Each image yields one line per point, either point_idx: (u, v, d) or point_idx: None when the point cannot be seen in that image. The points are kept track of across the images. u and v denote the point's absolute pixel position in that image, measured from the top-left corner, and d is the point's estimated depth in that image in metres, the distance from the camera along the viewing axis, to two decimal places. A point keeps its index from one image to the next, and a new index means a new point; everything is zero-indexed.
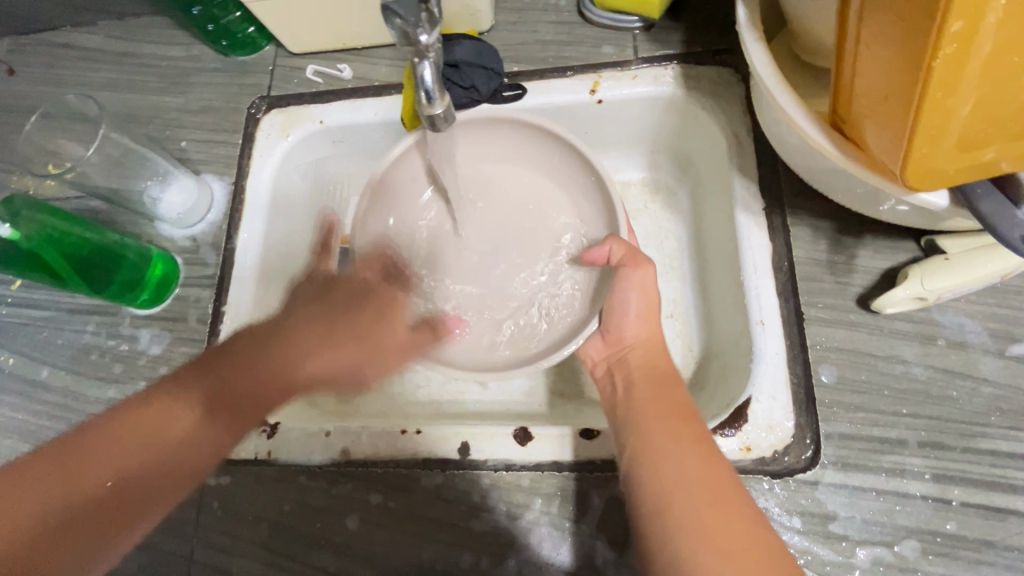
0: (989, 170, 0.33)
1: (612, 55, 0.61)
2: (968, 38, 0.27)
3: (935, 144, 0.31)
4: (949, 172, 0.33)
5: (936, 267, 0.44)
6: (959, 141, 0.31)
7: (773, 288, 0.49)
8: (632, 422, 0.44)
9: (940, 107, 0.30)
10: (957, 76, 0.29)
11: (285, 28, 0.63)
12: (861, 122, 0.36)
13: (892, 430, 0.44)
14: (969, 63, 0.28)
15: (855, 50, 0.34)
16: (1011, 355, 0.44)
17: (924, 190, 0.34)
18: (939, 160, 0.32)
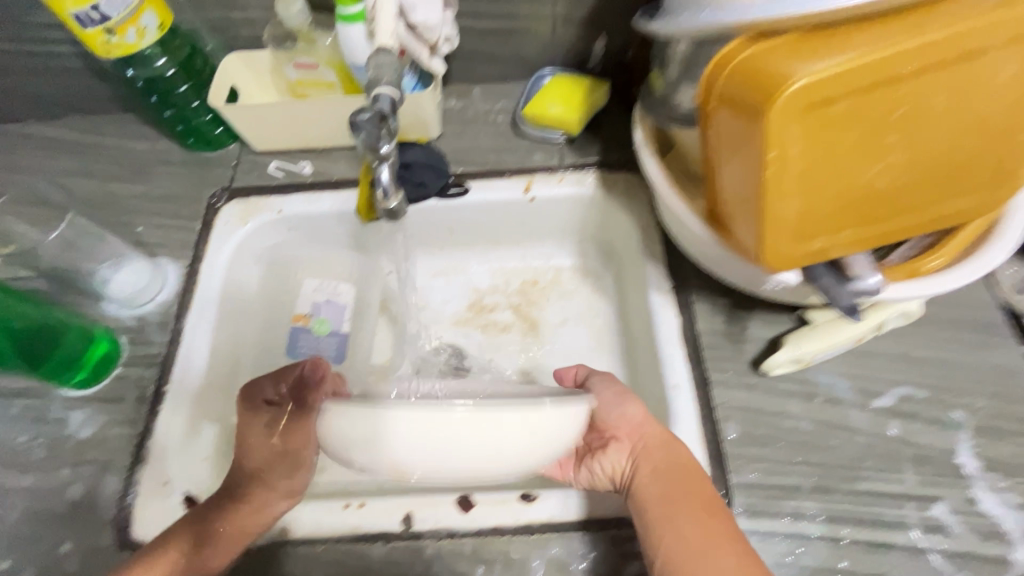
0: (822, 256, 0.43)
1: (542, 161, 0.72)
2: (782, 161, 0.37)
3: (777, 236, 0.41)
4: (793, 258, 0.43)
5: (805, 335, 0.54)
6: (794, 234, 0.41)
7: (683, 356, 0.57)
8: (661, 515, 0.47)
9: (775, 210, 0.40)
10: (781, 188, 0.39)
11: (252, 130, 0.70)
12: (728, 219, 0.46)
13: (789, 477, 0.50)
14: (787, 178, 0.38)
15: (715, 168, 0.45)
16: (874, 407, 0.53)
17: (778, 271, 0.44)
18: (783, 247, 0.42)
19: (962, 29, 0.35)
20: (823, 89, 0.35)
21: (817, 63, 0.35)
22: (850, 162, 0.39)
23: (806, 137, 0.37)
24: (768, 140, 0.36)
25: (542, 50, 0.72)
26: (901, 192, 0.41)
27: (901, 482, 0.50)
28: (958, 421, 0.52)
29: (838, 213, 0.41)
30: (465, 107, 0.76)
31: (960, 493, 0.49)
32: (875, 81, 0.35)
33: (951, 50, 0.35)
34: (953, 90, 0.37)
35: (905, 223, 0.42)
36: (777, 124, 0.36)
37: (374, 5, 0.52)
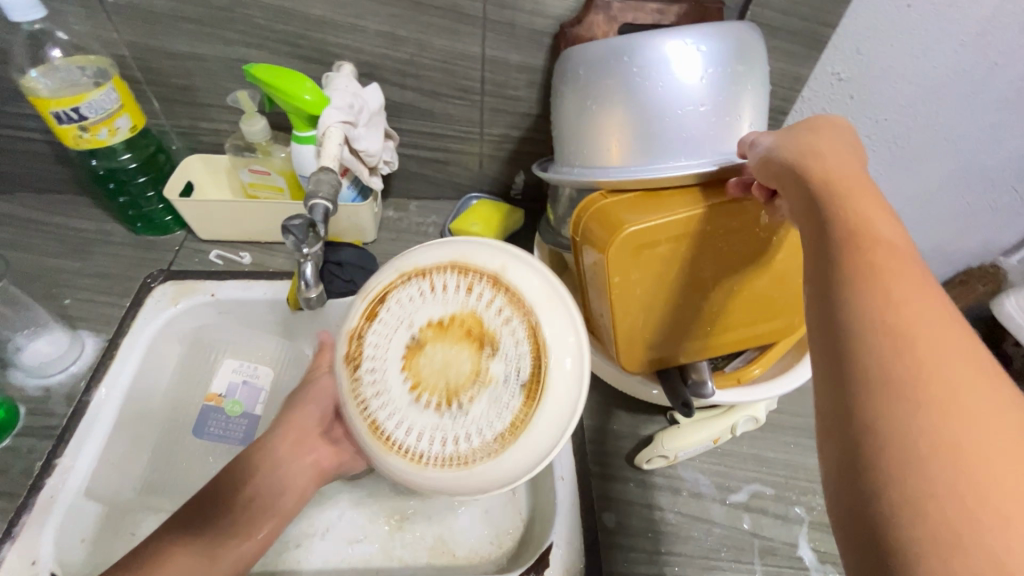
0: (668, 361, 0.55)
1: None
2: (625, 289, 0.50)
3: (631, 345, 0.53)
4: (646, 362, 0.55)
5: (674, 433, 0.61)
6: (644, 344, 0.53)
7: (569, 449, 0.63)
8: (886, 354, 0.30)
9: (625, 325, 0.52)
10: (626, 303, 0.51)
11: (200, 221, 0.78)
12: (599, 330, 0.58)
13: (653, 566, 0.56)
14: (632, 300, 0.51)
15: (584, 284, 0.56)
16: (730, 501, 0.60)
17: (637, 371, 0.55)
18: (633, 351, 0.54)
19: (744, 205, 0.48)
20: (651, 236, 0.48)
21: (647, 217, 0.47)
22: (676, 287, 0.51)
23: (640, 268, 0.49)
24: (613, 269, 0.48)
25: (471, 178, 0.86)
26: (716, 313, 0.54)
27: (750, 572, 0.56)
28: (799, 516, 0.59)
29: (671, 325, 0.53)
30: (400, 217, 0.87)
31: None
32: (687, 233, 0.48)
33: (740, 217, 0.49)
34: (743, 244, 0.50)
35: (721, 337, 0.55)
36: (618, 258, 0.48)
37: (324, 133, 0.63)
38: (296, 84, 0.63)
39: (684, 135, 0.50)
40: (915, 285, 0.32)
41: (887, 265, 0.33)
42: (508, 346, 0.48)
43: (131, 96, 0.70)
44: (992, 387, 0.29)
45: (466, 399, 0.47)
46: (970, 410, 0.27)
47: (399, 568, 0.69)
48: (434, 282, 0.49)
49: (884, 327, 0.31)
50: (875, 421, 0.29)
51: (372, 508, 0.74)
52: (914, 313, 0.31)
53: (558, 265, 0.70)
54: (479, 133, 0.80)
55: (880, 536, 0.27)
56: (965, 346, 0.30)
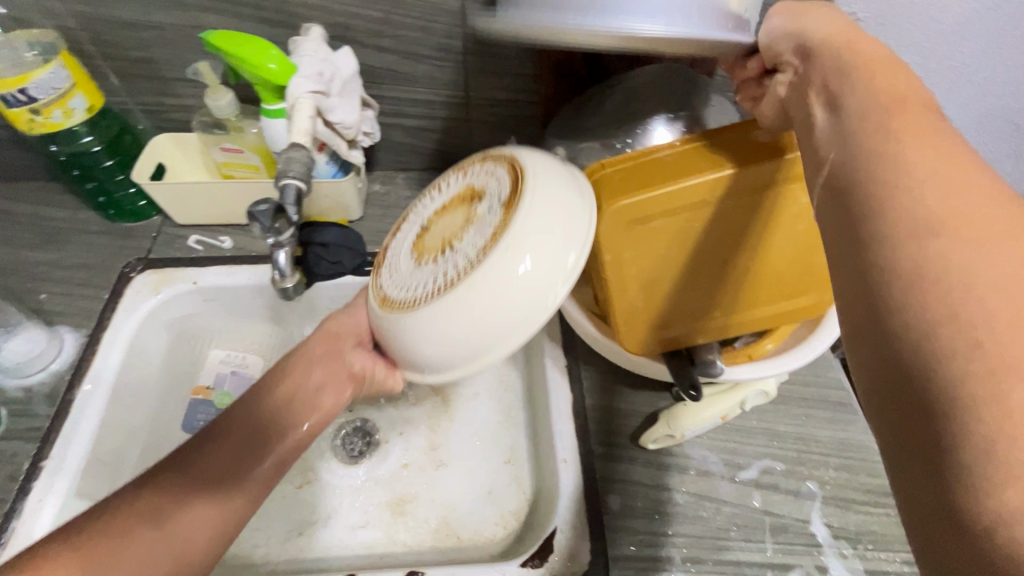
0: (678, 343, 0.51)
1: None
2: (619, 264, 0.47)
3: (635, 328, 0.50)
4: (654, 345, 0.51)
5: (678, 411, 0.58)
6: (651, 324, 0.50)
7: (571, 430, 0.60)
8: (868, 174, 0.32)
9: (625, 306, 0.49)
10: (623, 284, 0.48)
11: (175, 205, 0.74)
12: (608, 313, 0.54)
13: (661, 548, 0.54)
14: (630, 275, 0.48)
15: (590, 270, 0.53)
16: (739, 479, 0.58)
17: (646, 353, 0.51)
18: (642, 333, 0.50)
19: (751, 167, 0.45)
20: (643, 209, 0.45)
21: (636, 189, 0.45)
22: (681, 262, 0.48)
23: (636, 245, 0.47)
24: (604, 246, 0.46)
25: (460, 146, 0.81)
26: (733, 291, 0.49)
27: (761, 551, 0.54)
28: (812, 491, 0.57)
29: (685, 306, 0.49)
30: (388, 192, 0.82)
31: (813, 561, 0.53)
32: (687, 205, 0.45)
33: (746, 183, 0.45)
34: (756, 211, 0.46)
35: (741, 317, 0.50)
36: (608, 233, 0.46)
37: (293, 105, 0.58)
38: (259, 52, 0.58)
39: (687, 4, 0.38)
40: (918, 131, 0.32)
41: (906, 125, 0.32)
42: (493, 190, 0.48)
43: (85, 72, 0.64)
44: (967, 185, 0.29)
45: (456, 241, 0.48)
46: (964, 212, 0.28)
47: (403, 553, 0.68)
48: (466, 171, 0.54)
49: (882, 178, 0.31)
50: (880, 257, 0.29)
51: (374, 493, 0.73)
52: (915, 154, 0.31)
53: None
54: (465, 98, 0.74)
55: (894, 342, 0.28)
56: (954, 149, 0.31)
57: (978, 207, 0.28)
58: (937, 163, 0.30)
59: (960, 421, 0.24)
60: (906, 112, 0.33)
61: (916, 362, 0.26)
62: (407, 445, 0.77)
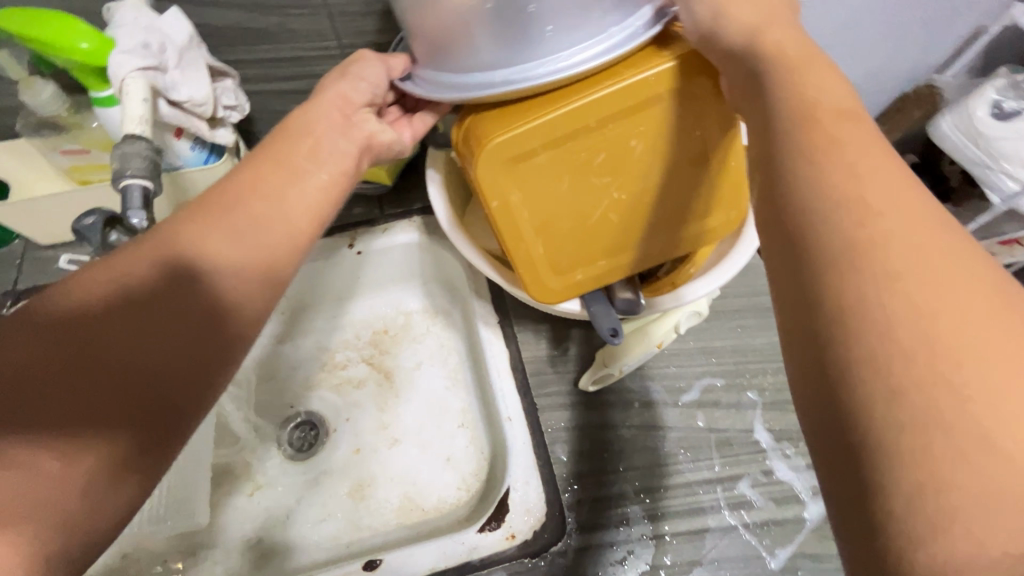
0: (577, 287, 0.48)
1: (363, 215, 0.73)
2: (508, 210, 0.44)
3: (533, 276, 0.47)
4: (555, 291, 0.48)
5: (614, 350, 0.56)
6: (550, 271, 0.47)
7: (513, 388, 0.58)
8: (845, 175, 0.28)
9: (521, 252, 0.46)
10: (515, 229, 0.45)
11: (31, 224, 0.65)
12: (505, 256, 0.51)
13: (614, 486, 0.54)
14: (522, 220, 0.45)
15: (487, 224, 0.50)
16: (682, 403, 0.58)
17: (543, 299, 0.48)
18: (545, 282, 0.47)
19: (637, 81, 0.40)
20: (524, 144, 0.40)
21: (512, 124, 0.40)
22: (570, 198, 0.45)
23: (522, 185, 0.43)
24: (487, 191, 0.42)
25: None
26: (632, 221, 0.47)
27: (710, 468, 0.54)
28: (752, 401, 0.58)
29: (588, 243, 0.47)
30: None
31: (759, 467, 0.54)
32: (571, 134, 0.41)
33: (628, 102, 0.40)
34: (646, 130, 0.42)
35: (645, 249, 0.48)
36: (492, 176, 0.41)
37: (121, 87, 0.49)
38: (61, 30, 0.48)
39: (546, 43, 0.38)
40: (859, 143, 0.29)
41: (836, 133, 0.29)
42: None
43: None
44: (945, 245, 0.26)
45: None
46: (943, 268, 0.25)
47: (370, 536, 0.67)
48: None
49: (849, 164, 0.28)
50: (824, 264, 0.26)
51: (332, 483, 0.71)
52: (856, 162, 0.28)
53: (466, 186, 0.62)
54: (338, 47, 0.65)
55: (839, 377, 0.25)
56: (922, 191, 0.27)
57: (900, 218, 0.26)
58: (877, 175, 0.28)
59: (888, 417, 0.23)
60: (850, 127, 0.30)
61: (847, 369, 0.24)
62: (357, 427, 0.75)
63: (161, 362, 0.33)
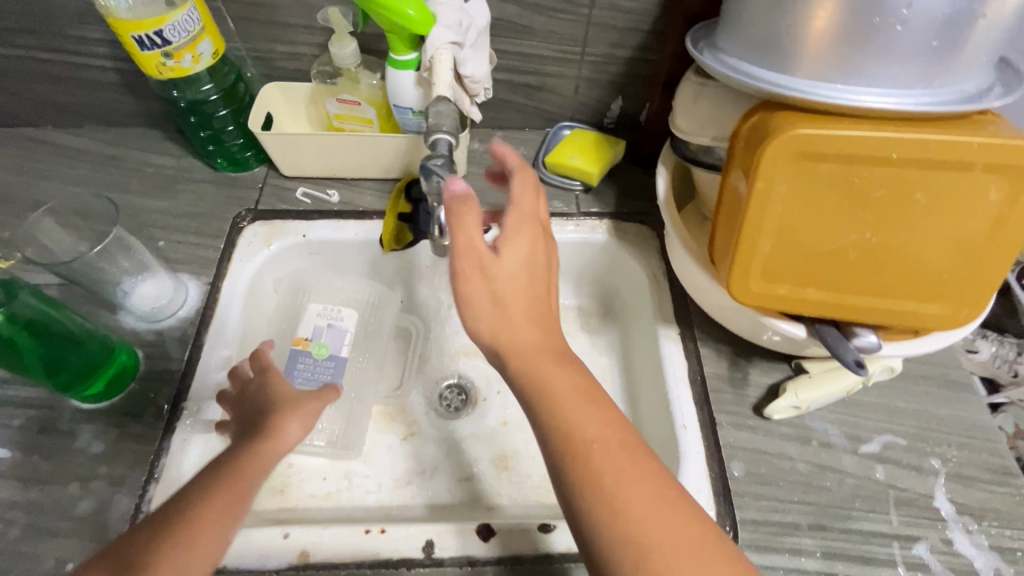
0: (779, 302, 0.47)
1: (560, 208, 0.77)
2: (763, 197, 0.43)
3: (744, 269, 0.46)
4: (754, 293, 0.47)
5: (805, 383, 0.59)
6: (762, 271, 0.46)
7: (690, 398, 0.61)
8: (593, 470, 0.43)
9: (748, 242, 0.45)
10: (759, 219, 0.44)
11: (284, 156, 0.73)
12: (720, 251, 0.51)
13: (789, 515, 0.55)
14: (768, 215, 0.44)
15: (717, 217, 0.51)
16: (861, 452, 0.58)
17: (738, 296, 0.48)
18: (751, 281, 0.47)
19: (963, 141, 0.38)
20: (822, 144, 0.40)
21: (820, 125, 0.40)
22: (826, 213, 0.43)
23: (794, 181, 0.42)
24: (761, 172, 0.42)
25: (562, 105, 0.80)
26: (868, 271, 0.44)
27: (886, 522, 0.55)
28: (935, 468, 0.58)
29: (808, 269, 0.45)
30: (488, 150, 0.82)
31: (938, 534, 0.54)
32: (868, 155, 0.40)
33: (941, 155, 0.39)
34: (939, 192, 0.40)
35: (874, 299, 0.45)
36: (772, 161, 0.41)
37: (432, 59, 0.57)
38: None
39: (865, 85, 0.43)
40: (529, 307, 0.48)
41: (595, 469, 0.43)
42: None
43: (210, 16, 0.64)
44: (679, 529, 0.41)
45: None
46: (654, 532, 0.40)
47: (510, 507, 0.68)
48: None
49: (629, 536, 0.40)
50: (571, 465, 0.43)
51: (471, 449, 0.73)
52: (575, 405, 0.46)
53: (681, 194, 0.68)
54: (579, 53, 0.73)
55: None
56: (654, 491, 0.43)
57: (562, 374, 0.47)
58: (543, 322, 0.49)
59: None
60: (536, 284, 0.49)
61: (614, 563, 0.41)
62: (505, 402, 0.77)
63: (190, 499, 0.47)
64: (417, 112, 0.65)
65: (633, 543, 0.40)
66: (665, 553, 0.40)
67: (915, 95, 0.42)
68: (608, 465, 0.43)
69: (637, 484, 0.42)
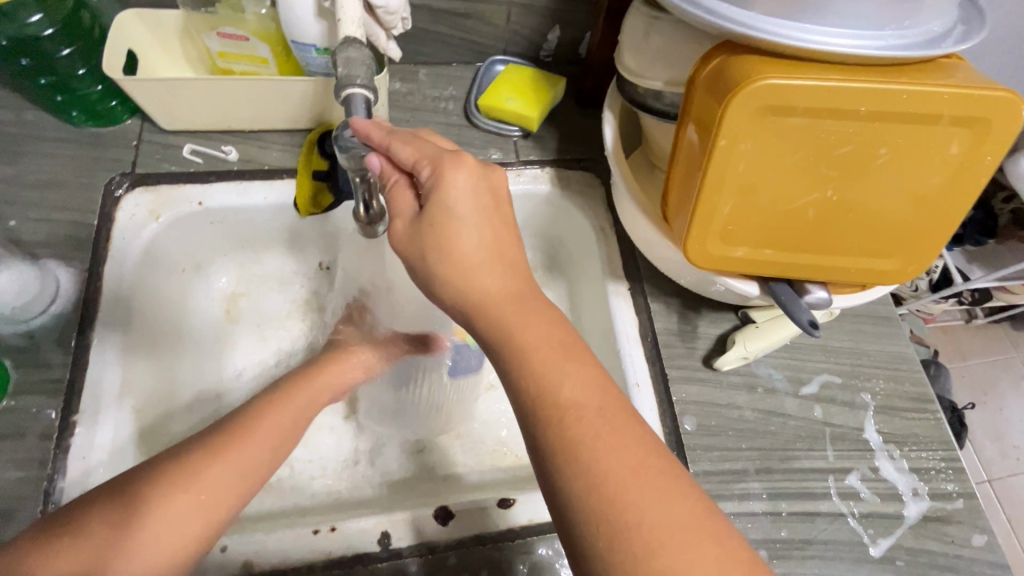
0: (734, 264, 0.45)
1: (498, 157, 0.70)
2: (726, 155, 0.39)
3: (701, 232, 0.43)
4: (711, 256, 0.45)
5: (753, 334, 0.59)
6: (719, 234, 0.43)
7: (642, 355, 0.60)
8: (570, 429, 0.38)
9: (707, 204, 0.42)
10: (719, 179, 0.40)
11: (158, 106, 0.59)
12: (674, 210, 0.47)
13: (738, 463, 0.57)
14: (729, 175, 0.40)
15: (672, 172, 0.47)
16: (802, 394, 0.61)
17: (694, 260, 0.45)
18: (708, 244, 0.44)
19: (930, 91, 0.35)
20: (791, 96, 0.36)
21: (788, 74, 0.36)
22: (789, 171, 0.40)
23: (759, 137, 0.38)
24: (723, 129, 0.37)
25: (492, 36, 0.70)
26: (825, 229, 0.42)
27: (823, 458, 0.58)
28: (865, 402, 0.61)
29: (767, 229, 0.43)
30: (411, 91, 0.72)
31: (867, 463, 0.58)
32: (836, 108, 0.36)
33: (910, 108, 0.36)
34: (903, 146, 0.38)
35: (827, 257, 0.44)
36: (737, 115, 0.37)
37: None
38: None
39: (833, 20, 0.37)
40: (495, 255, 0.43)
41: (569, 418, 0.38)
42: None
43: None
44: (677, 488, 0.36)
45: None
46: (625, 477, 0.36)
47: (466, 473, 0.67)
48: None
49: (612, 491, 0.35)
50: (547, 410, 0.39)
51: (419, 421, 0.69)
52: (552, 355, 0.40)
53: (628, 138, 0.63)
54: None
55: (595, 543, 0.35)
56: (642, 443, 0.37)
57: (539, 325, 0.41)
58: (503, 269, 0.43)
59: None
60: (485, 230, 0.43)
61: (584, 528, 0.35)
62: None
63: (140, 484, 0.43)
64: (322, 50, 0.55)
65: (604, 494, 0.35)
66: (646, 532, 0.34)
67: (882, 34, 0.37)
68: (585, 427, 0.37)
69: (619, 449, 0.37)
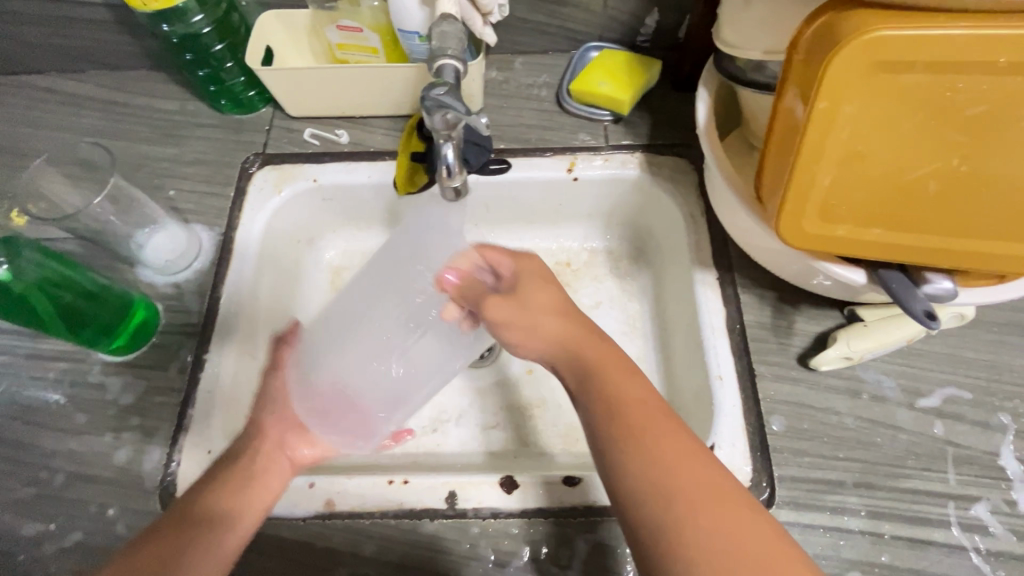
0: (834, 246, 0.41)
1: (587, 142, 0.70)
2: (828, 120, 0.36)
3: (797, 208, 0.40)
4: (808, 235, 0.41)
5: (859, 332, 0.53)
6: (817, 210, 0.40)
7: (728, 347, 0.57)
8: (662, 482, 0.41)
9: (804, 176, 0.38)
10: (819, 149, 0.37)
11: (286, 94, 0.68)
12: (768, 187, 0.44)
13: (833, 472, 0.51)
14: (830, 144, 0.37)
15: (766, 145, 0.43)
16: (918, 406, 0.53)
17: (788, 240, 0.42)
18: (804, 221, 0.41)
19: None
20: (906, 50, 0.32)
21: (905, 24, 0.32)
22: (903, 138, 0.36)
23: (866, 99, 0.35)
24: (825, 90, 0.34)
25: (588, 22, 0.71)
26: (945, 204, 0.38)
27: (942, 481, 0.50)
28: (1003, 424, 0.52)
29: (875, 205, 0.39)
30: (507, 79, 0.74)
31: (1001, 495, 0.49)
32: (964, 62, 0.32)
33: None
34: None
35: (948, 239, 0.39)
36: (840, 74, 0.34)
37: None
38: None
39: None
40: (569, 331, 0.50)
41: (667, 461, 0.42)
42: None
43: None
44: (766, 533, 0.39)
45: None
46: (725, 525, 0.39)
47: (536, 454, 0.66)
48: None
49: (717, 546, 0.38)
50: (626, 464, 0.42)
51: (495, 398, 0.69)
52: (639, 407, 0.45)
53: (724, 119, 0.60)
54: None
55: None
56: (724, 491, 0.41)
57: (633, 391, 0.46)
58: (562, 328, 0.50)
59: None
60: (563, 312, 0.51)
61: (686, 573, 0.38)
62: None
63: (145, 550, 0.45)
64: (423, 36, 0.59)
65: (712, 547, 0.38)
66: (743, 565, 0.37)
67: None
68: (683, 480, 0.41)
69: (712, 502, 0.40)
